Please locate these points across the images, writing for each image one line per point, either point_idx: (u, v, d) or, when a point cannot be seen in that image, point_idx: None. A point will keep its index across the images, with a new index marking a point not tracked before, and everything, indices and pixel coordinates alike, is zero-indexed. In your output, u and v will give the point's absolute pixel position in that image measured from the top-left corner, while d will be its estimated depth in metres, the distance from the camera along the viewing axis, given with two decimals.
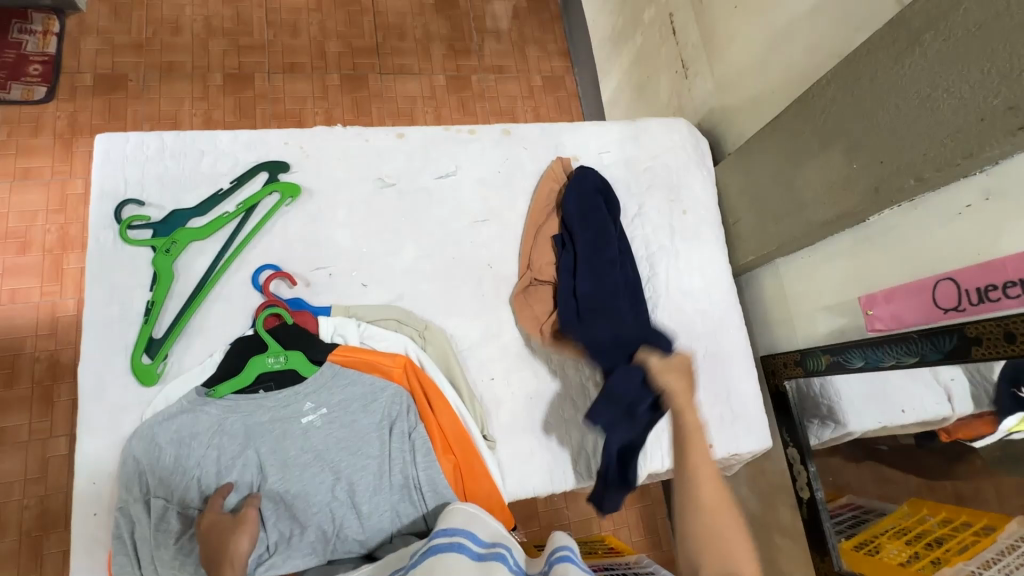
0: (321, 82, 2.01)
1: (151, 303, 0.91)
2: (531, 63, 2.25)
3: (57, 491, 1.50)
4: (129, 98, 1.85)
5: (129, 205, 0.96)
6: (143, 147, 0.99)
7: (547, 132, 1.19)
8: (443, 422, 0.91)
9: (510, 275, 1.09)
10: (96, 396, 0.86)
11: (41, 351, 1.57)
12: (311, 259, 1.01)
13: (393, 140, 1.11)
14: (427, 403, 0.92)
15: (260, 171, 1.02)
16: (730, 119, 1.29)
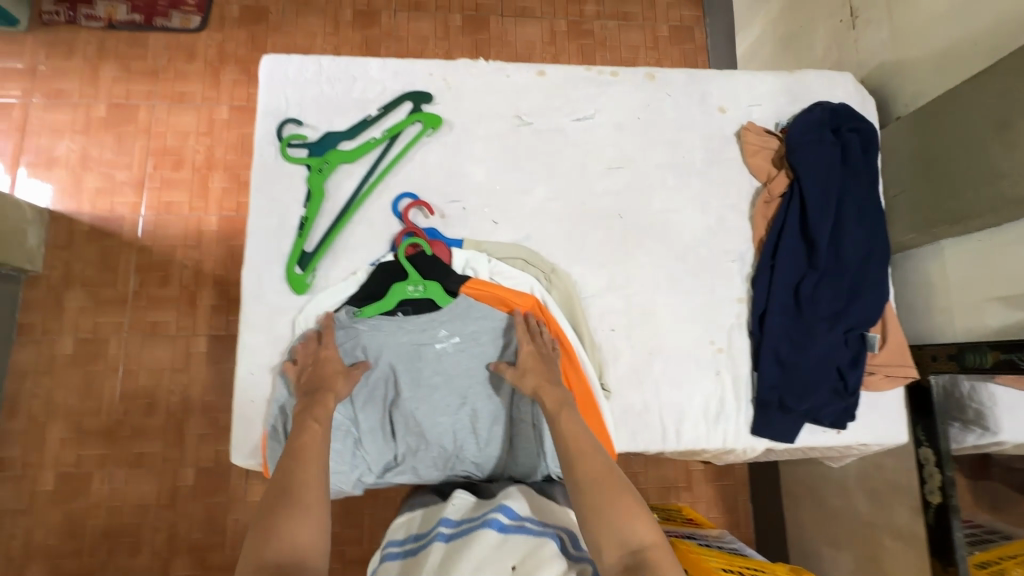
0: (443, 22, 2.00)
1: (305, 218, 0.97)
2: (659, 9, 2.07)
3: (197, 382, 1.71)
4: (269, 30, 1.94)
5: (290, 124, 1.02)
6: (303, 69, 1.04)
7: (694, 79, 1.11)
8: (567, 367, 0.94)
9: (638, 227, 1.05)
10: (256, 296, 0.95)
11: (189, 260, 1.77)
12: (446, 191, 1.02)
13: (533, 77, 1.08)
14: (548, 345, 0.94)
15: (405, 100, 1.04)
16: (908, 75, 1.13)
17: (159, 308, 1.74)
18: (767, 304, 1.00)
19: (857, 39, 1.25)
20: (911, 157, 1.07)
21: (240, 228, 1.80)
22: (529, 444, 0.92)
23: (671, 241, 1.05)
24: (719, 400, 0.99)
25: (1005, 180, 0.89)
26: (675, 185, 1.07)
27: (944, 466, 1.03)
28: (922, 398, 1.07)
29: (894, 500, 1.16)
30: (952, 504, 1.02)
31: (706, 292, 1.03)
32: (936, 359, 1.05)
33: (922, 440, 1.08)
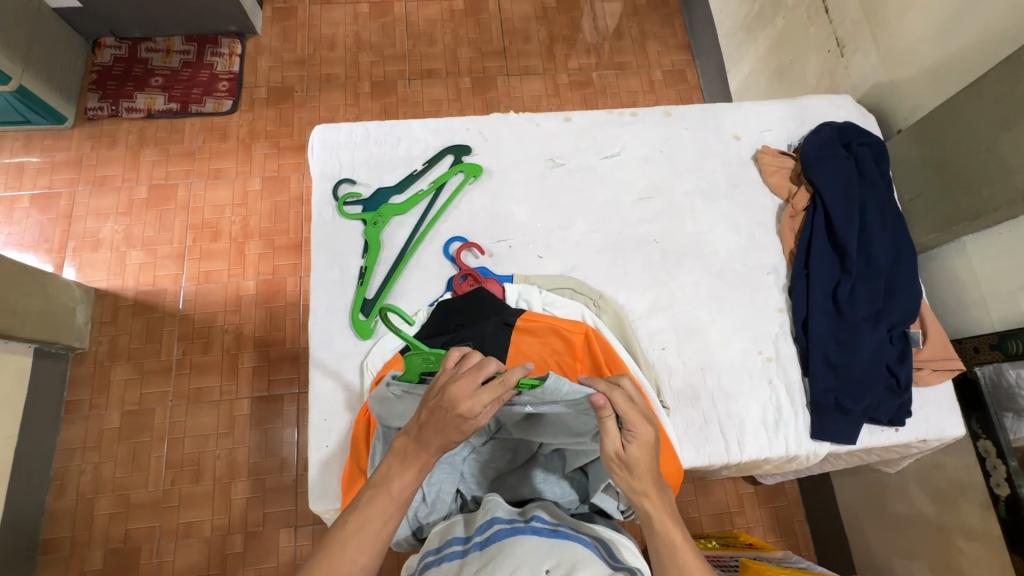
0: (454, 85, 2.16)
1: (365, 268, 1.04)
2: (651, 58, 2.23)
3: (242, 445, 1.71)
4: (295, 106, 2.09)
5: (344, 184, 1.10)
6: (352, 134, 1.14)
7: (707, 113, 1.21)
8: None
9: (675, 249, 1.11)
10: (325, 344, 1.00)
11: (230, 324, 1.82)
12: (493, 232, 1.10)
13: (561, 123, 1.18)
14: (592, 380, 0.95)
15: (446, 154, 1.14)
16: (902, 92, 1.23)
17: (203, 374, 1.77)
18: (809, 313, 1.05)
19: (847, 65, 1.36)
20: (921, 164, 1.15)
21: (276, 290, 1.87)
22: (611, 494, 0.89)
23: (708, 261, 1.11)
24: (776, 408, 1.01)
25: (1016, 175, 0.97)
26: (704, 209, 1.14)
27: (1006, 458, 1.04)
28: (971, 390, 1.10)
29: (958, 499, 1.16)
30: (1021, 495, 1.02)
31: (748, 305, 1.08)
32: (979, 351, 1.08)
33: (978, 433, 1.09)
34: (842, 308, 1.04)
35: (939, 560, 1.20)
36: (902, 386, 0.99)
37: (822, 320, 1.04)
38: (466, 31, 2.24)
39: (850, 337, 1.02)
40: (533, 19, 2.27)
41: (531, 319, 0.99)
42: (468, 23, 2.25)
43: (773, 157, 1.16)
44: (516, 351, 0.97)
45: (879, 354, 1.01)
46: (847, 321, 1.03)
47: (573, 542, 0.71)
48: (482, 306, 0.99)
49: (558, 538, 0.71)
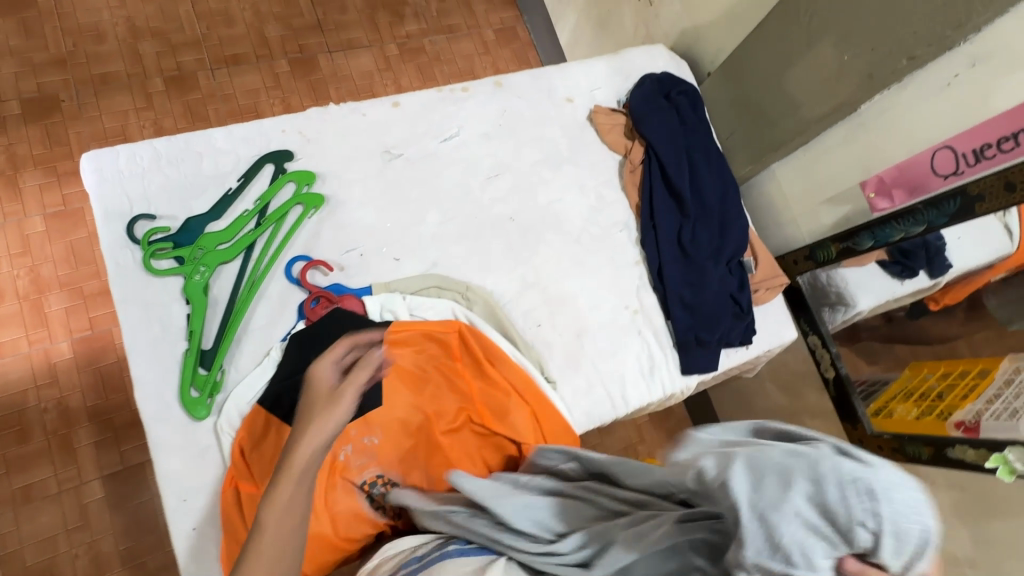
0: (270, 70, 1.90)
1: (192, 317, 0.88)
2: (479, 17, 2.16)
3: (106, 533, 1.45)
4: (67, 120, 1.70)
5: (141, 221, 0.91)
6: (136, 158, 0.94)
7: (537, 78, 1.19)
8: (490, 420, 0.91)
9: (532, 224, 1.10)
10: (162, 415, 0.85)
11: (48, 401, 1.49)
12: (340, 243, 1.00)
13: (390, 109, 1.09)
14: (473, 385, 0.93)
15: (265, 164, 0.99)
16: (705, 38, 1.31)
17: (25, 468, 1.44)
18: (661, 261, 1.11)
19: (658, 13, 1.42)
20: (730, 104, 1.25)
21: (101, 346, 1.56)
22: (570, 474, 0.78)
23: (565, 229, 1.12)
24: (649, 355, 1.08)
25: (802, 108, 1.09)
26: (552, 177, 1.14)
27: (829, 346, 1.23)
28: (797, 296, 1.27)
29: (802, 387, 1.36)
30: (843, 373, 1.21)
31: (609, 265, 1.12)
32: (798, 262, 1.23)
33: (807, 330, 1.27)
34: (688, 251, 1.12)
35: None
36: (744, 310, 1.11)
37: (673, 266, 1.11)
38: (269, 5, 1.96)
39: (698, 276, 1.11)
40: None
41: (395, 330, 0.92)
42: None
43: (607, 115, 1.19)
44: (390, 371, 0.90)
45: (725, 286, 1.11)
46: (694, 261, 1.11)
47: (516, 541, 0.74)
48: (342, 327, 0.91)
49: None
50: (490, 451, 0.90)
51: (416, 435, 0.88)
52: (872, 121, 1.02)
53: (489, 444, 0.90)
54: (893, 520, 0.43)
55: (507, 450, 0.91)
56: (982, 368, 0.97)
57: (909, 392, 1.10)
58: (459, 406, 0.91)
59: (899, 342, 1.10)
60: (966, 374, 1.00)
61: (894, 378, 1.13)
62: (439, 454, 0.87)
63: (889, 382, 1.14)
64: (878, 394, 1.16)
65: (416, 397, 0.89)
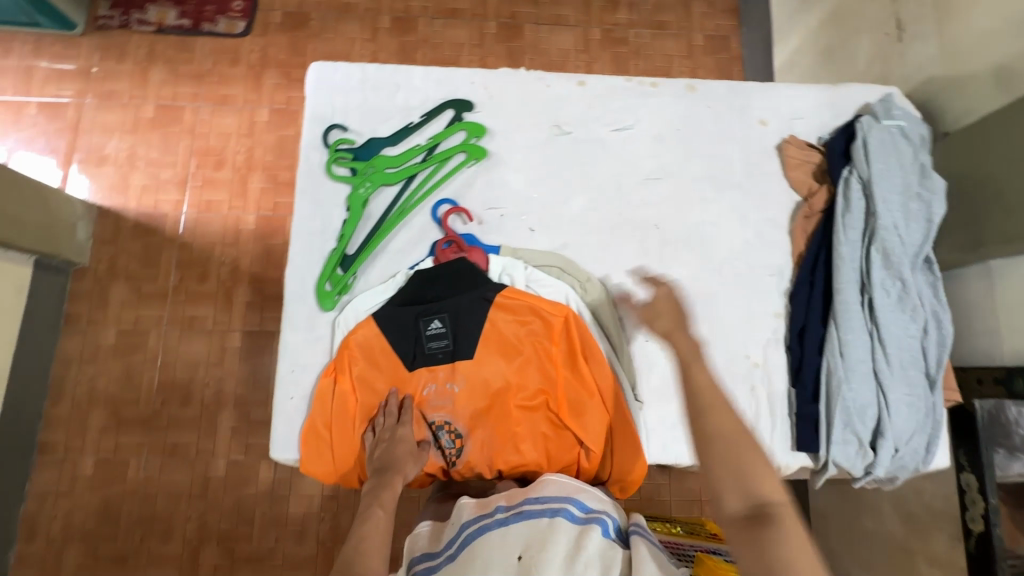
0: (479, 29, 2.02)
1: (347, 222, 1.00)
2: (694, 20, 2.05)
3: (231, 376, 1.73)
4: (310, 35, 1.99)
5: (335, 130, 1.05)
6: (349, 76, 1.07)
7: (735, 92, 1.11)
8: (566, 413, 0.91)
9: (676, 238, 1.05)
10: (299, 295, 0.98)
11: (226, 257, 1.81)
12: (485, 198, 1.04)
13: (573, 87, 1.09)
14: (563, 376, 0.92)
15: (447, 109, 1.06)
16: (958, 92, 1.09)
17: (196, 303, 1.78)
18: (806, 321, 0.99)
19: (903, 53, 1.22)
20: (960, 177, 1.05)
21: (275, 228, 1.83)
22: (861, 386, 0.93)
23: (708, 254, 1.04)
24: (754, 416, 0.97)
25: None
26: (714, 197, 1.06)
27: (989, 495, 0.97)
28: (966, 421, 1.02)
29: (932, 527, 1.12)
30: (997, 534, 0.95)
31: (743, 305, 1.02)
32: (983, 383, 1.02)
33: (963, 464, 1.02)
34: None
35: None
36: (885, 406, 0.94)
37: (819, 332, 0.98)
38: None
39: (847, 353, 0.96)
40: None
41: (506, 299, 0.95)
42: None
43: (801, 150, 1.07)
44: (490, 333, 0.94)
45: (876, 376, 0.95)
46: None
47: (531, 522, 0.74)
48: (462, 277, 0.96)
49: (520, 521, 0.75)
50: (555, 441, 0.91)
51: (493, 399, 0.92)
52: None
53: (556, 434, 0.91)
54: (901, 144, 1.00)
55: (572, 448, 0.90)
56: None
57: None
58: (540, 390, 0.92)
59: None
60: None
61: None
62: (507, 423, 0.92)
63: None
64: None
65: (505, 365, 0.93)
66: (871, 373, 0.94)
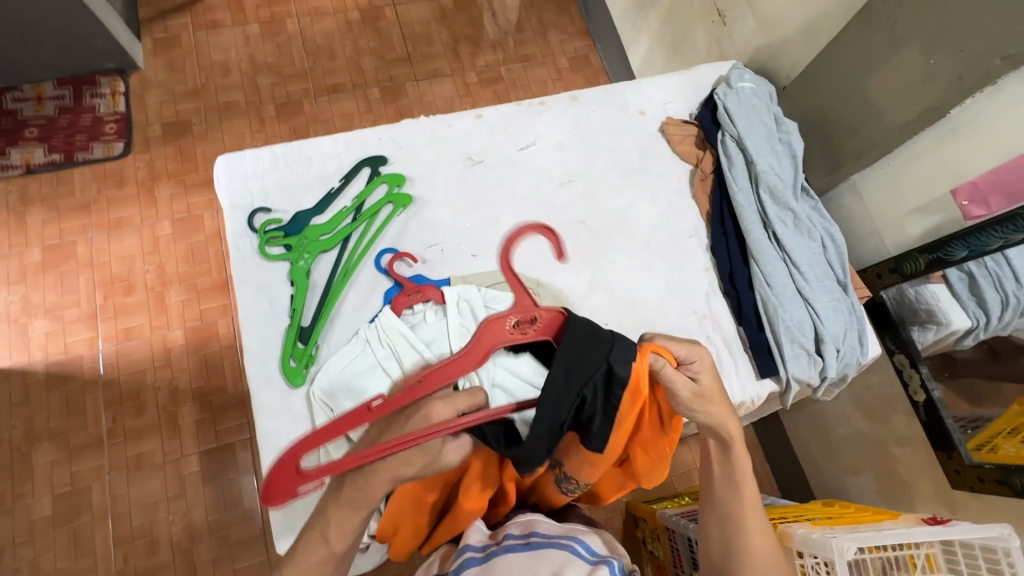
0: (363, 97, 2.11)
1: (296, 295, 1.00)
2: (554, 46, 2.28)
3: (198, 503, 1.59)
4: (196, 140, 1.97)
5: (259, 213, 1.06)
6: (259, 160, 1.09)
7: (611, 93, 1.26)
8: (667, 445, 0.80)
9: (602, 228, 1.15)
10: (265, 380, 0.96)
11: (161, 380, 1.69)
12: (423, 238, 1.09)
13: (473, 121, 1.19)
14: (671, 418, 0.78)
15: (363, 167, 1.11)
16: (781, 52, 1.31)
17: (139, 438, 1.64)
18: (732, 266, 1.12)
19: (731, 32, 1.45)
20: (804, 117, 1.24)
21: (208, 335, 1.75)
22: (793, 306, 1.06)
23: (634, 233, 1.15)
24: (717, 361, 1.07)
25: (883, 115, 1.07)
26: (622, 184, 1.19)
27: (918, 366, 1.16)
28: (881, 312, 1.21)
29: (889, 412, 1.26)
30: (936, 396, 1.14)
31: (676, 269, 1.13)
32: (881, 276, 1.18)
33: (893, 349, 1.21)
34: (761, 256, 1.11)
35: (880, 470, 1.31)
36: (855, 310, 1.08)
37: (745, 271, 1.10)
38: (366, 41, 2.18)
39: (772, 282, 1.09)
40: (434, 22, 2.24)
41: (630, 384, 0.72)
42: (366, 32, 2.20)
43: (679, 128, 1.23)
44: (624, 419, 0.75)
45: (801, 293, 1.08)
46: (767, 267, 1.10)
47: (543, 552, 0.72)
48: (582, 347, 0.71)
49: (530, 551, 0.73)
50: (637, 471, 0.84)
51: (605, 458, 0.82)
52: (962, 125, 0.99)
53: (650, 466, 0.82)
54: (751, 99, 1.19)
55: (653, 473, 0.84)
56: None
57: (1015, 428, 1.03)
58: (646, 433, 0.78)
59: (1010, 380, 1.02)
60: None
61: (999, 415, 1.06)
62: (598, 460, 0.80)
63: (994, 418, 1.07)
64: (982, 428, 1.08)
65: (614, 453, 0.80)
66: (797, 289, 1.07)
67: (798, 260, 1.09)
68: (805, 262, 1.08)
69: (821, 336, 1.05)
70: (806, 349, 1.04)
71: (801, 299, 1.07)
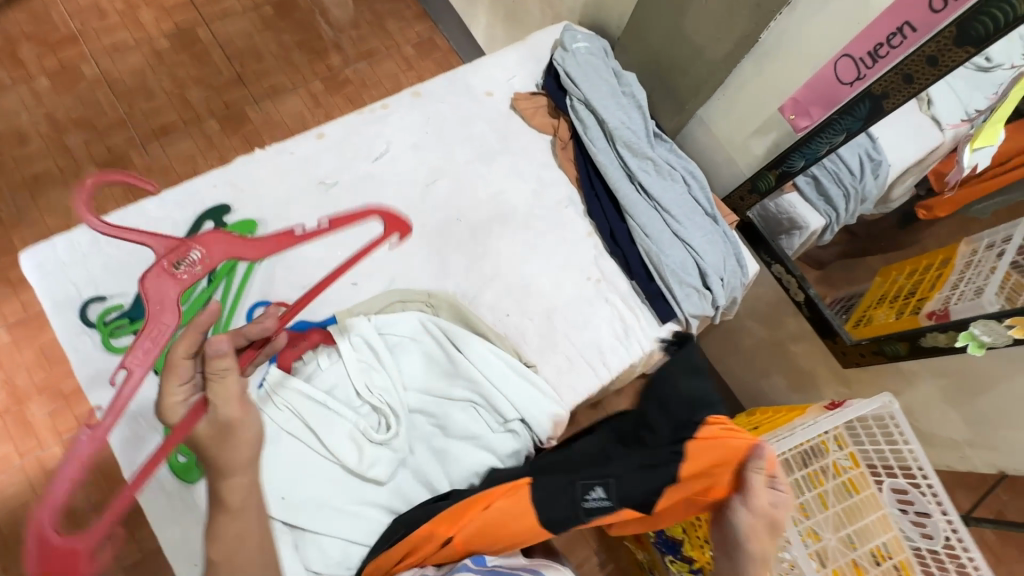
0: (200, 133, 1.89)
1: None
2: (396, 35, 2.17)
3: None
4: (9, 227, 1.67)
5: (92, 304, 0.91)
6: (74, 244, 0.94)
7: (454, 80, 1.21)
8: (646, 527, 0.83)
9: (480, 219, 1.12)
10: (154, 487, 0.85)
11: (51, 506, 1.40)
12: (294, 282, 1.00)
13: (315, 142, 1.10)
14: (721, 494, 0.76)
15: (204, 222, 1.00)
16: (606, 5, 1.33)
17: None
18: (611, 225, 1.14)
19: None
20: (641, 65, 1.27)
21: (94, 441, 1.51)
22: (672, 248, 1.11)
23: (512, 217, 1.14)
24: (621, 320, 1.10)
25: (705, 51, 1.12)
26: (488, 170, 1.16)
27: (793, 271, 1.26)
28: (753, 231, 1.29)
29: (780, 316, 1.38)
30: (813, 294, 1.25)
31: (561, 241, 1.14)
32: (743, 198, 1.25)
33: (770, 262, 1.29)
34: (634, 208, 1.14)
35: (786, 367, 1.43)
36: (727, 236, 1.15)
37: (623, 227, 1.13)
38: (186, 70, 1.95)
39: None
40: (258, 34, 2.05)
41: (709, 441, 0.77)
42: (184, 59, 1.96)
43: (529, 101, 1.22)
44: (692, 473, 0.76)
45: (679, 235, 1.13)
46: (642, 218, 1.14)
47: None
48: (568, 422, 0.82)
49: None
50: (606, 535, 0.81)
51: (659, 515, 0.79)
52: (772, 47, 1.05)
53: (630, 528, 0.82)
54: (588, 57, 1.19)
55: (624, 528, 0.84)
56: (943, 259, 1.20)
57: (884, 297, 1.25)
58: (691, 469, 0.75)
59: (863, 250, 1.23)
60: (930, 268, 1.21)
61: (869, 289, 1.28)
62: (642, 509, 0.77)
63: (864, 292, 1.28)
64: (857, 305, 1.27)
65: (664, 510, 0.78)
66: (672, 231, 1.12)
67: (666, 203, 1.13)
68: (673, 204, 1.13)
69: (704, 270, 1.11)
70: (695, 286, 1.10)
71: (677, 240, 1.12)
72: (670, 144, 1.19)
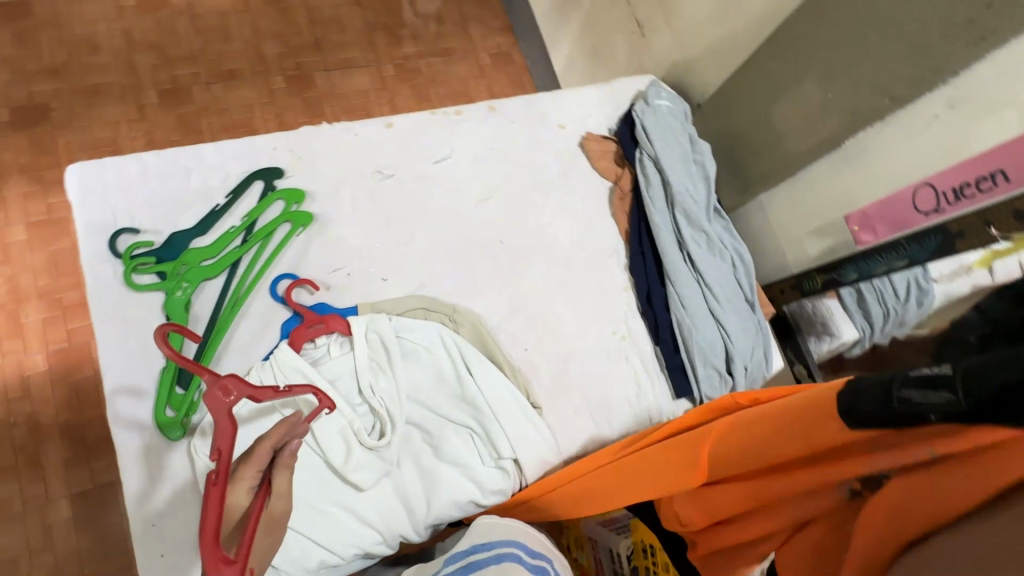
0: (265, 86, 1.90)
1: (171, 334, 0.86)
2: (476, 41, 2.19)
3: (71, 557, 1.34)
4: (57, 128, 1.66)
5: (124, 235, 0.90)
6: (123, 170, 0.93)
7: (530, 104, 1.21)
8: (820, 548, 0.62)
9: (522, 247, 1.11)
10: (133, 435, 0.82)
11: (18, 415, 1.37)
12: (326, 262, 0.99)
13: (382, 130, 1.09)
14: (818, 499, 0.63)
15: (254, 181, 0.98)
16: (695, 70, 1.33)
17: None
18: (649, 286, 1.12)
19: (649, 45, 1.46)
20: (716, 137, 1.27)
21: (78, 360, 1.47)
22: (704, 325, 1.08)
23: (554, 253, 1.12)
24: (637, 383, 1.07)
25: (787, 141, 1.11)
26: (542, 201, 1.15)
27: (814, 375, 1.21)
28: (784, 325, 1.26)
29: None
30: None
31: (597, 289, 1.12)
32: (784, 292, 1.23)
33: (793, 360, 1.26)
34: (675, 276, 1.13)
35: None
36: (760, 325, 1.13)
37: (660, 291, 1.11)
38: (268, 22, 1.97)
39: None
40: (345, 6, 2.07)
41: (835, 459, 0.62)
42: (269, 12, 1.98)
43: (599, 144, 1.21)
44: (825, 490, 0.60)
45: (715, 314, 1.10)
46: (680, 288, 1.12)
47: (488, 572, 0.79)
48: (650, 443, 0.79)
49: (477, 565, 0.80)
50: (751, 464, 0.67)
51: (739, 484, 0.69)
52: (855, 155, 1.04)
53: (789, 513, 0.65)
54: (667, 117, 1.19)
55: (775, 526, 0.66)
56: None
57: None
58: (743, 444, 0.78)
59: None
60: None
61: None
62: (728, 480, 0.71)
63: None
64: None
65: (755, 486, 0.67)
66: (708, 309, 1.10)
67: (710, 279, 1.11)
68: (716, 282, 1.11)
69: (730, 355, 1.08)
70: (717, 368, 1.08)
71: (712, 318, 1.09)
72: (725, 221, 1.18)
